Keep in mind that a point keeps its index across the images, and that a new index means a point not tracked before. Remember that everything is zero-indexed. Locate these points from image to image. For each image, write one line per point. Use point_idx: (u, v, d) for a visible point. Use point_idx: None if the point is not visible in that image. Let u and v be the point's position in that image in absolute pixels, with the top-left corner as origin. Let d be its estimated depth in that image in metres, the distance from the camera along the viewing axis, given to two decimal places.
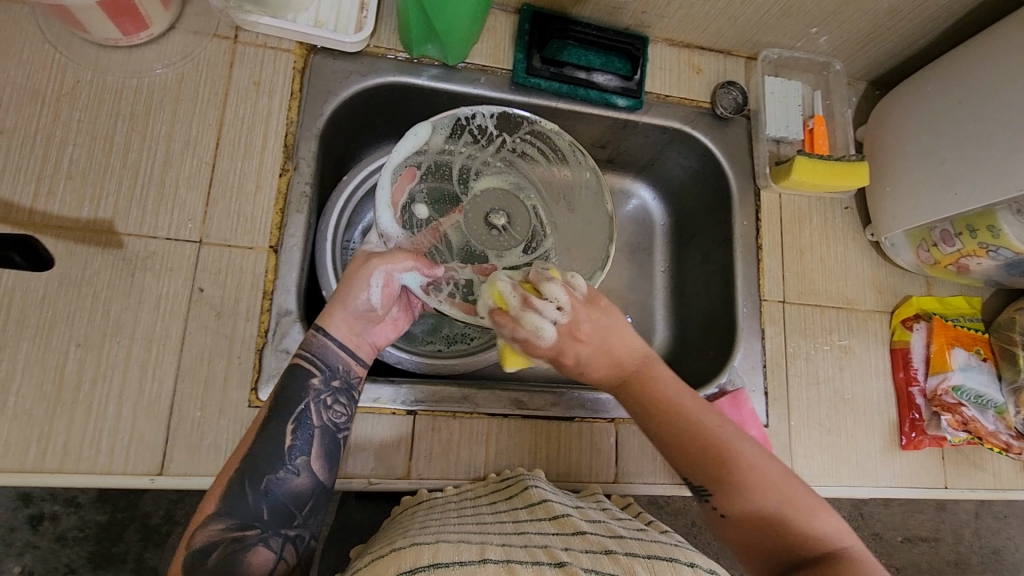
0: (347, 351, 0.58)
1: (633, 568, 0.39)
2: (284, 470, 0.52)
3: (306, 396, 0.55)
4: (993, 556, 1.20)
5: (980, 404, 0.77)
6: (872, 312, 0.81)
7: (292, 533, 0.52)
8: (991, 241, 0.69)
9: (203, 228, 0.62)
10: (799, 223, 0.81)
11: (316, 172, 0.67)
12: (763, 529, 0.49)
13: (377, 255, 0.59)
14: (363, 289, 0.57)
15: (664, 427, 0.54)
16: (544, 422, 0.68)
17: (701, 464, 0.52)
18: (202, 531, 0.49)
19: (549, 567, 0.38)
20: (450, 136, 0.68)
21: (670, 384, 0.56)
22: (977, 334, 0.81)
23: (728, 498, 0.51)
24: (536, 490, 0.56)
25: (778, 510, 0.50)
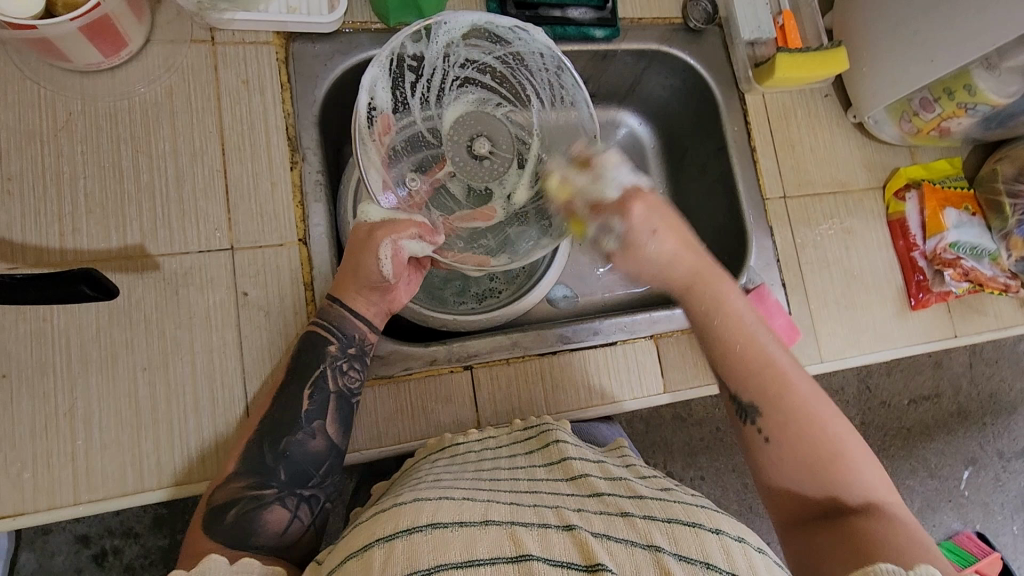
0: (364, 320, 0.63)
1: (650, 535, 0.43)
2: (300, 433, 0.59)
3: (323, 363, 0.61)
4: (990, 398, 1.47)
5: (976, 254, 0.84)
6: (865, 190, 0.86)
7: (307, 493, 0.58)
8: (969, 99, 0.74)
9: (231, 234, 0.63)
10: (786, 119, 0.84)
11: (323, 159, 0.68)
12: (802, 464, 0.52)
13: (379, 228, 0.61)
14: (372, 261, 0.60)
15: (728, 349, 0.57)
16: (589, 351, 0.72)
17: (754, 387, 0.55)
18: (223, 488, 0.55)
19: (556, 530, 0.42)
20: (394, 77, 0.67)
21: (742, 313, 0.58)
22: (963, 192, 0.87)
23: (775, 424, 0.54)
24: (562, 446, 0.57)
25: (828, 447, 0.52)
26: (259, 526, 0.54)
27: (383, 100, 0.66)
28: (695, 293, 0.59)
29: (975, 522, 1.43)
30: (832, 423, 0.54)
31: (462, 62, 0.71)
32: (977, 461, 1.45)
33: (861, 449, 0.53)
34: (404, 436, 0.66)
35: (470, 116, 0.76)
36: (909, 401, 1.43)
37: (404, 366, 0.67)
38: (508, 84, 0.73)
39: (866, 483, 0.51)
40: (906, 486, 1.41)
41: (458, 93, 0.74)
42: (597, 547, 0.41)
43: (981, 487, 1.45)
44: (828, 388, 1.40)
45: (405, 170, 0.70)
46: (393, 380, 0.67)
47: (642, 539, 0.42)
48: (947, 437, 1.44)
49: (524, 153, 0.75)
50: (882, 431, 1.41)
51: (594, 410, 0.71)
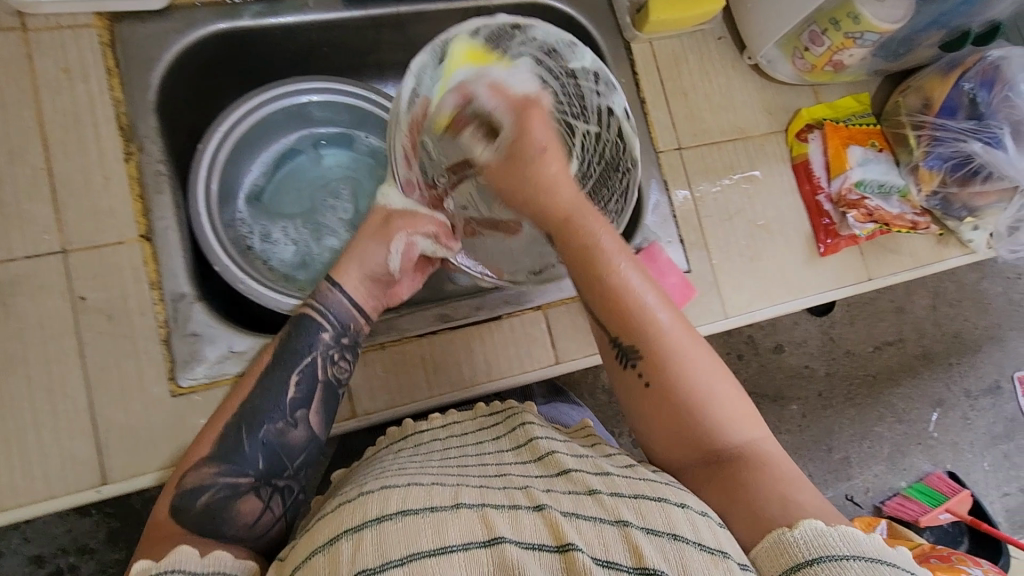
0: (360, 310, 0.64)
1: (618, 512, 0.43)
2: (282, 421, 0.58)
3: (314, 350, 0.60)
4: (953, 338, 1.45)
5: (883, 193, 0.80)
6: (766, 135, 0.82)
7: (281, 484, 0.57)
8: (856, 29, 0.69)
9: (61, 236, 0.59)
10: (676, 65, 0.80)
11: (166, 148, 0.64)
12: (680, 408, 0.53)
13: (400, 218, 0.65)
14: (385, 252, 0.64)
15: (607, 297, 0.56)
16: (473, 328, 0.69)
17: (630, 330, 0.55)
18: (195, 472, 0.54)
19: (527, 512, 0.42)
20: (445, 69, 0.64)
21: (613, 249, 0.57)
22: (869, 128, 0.83)
23: (651, 367, 0.54)
24: (529, 427, 0.56)
25: (695, 390, 0.53)
26: (231, 516, 0.53)
27: (426, 91, 0.62)
28: (569, 234, 0.57)
29: (946, 462, 1.42)
30: (704, 365, 0.54)
31: None
32: (945, 402, 1.43)
33: (724, 383, 0.54)
34: None
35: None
36: (873, 348, 1.41)
37: None
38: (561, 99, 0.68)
39: (733, 419, 0.52)
40: (874, 433, 1.39)
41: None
42: (567, 528, 0.41)
43: (950, 428, 1.43)
44: (790, 342, 1.38)
45: None
46: None
47: (610, 515, 0.42)
48: (912, 381, 1.42)
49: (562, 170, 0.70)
50: (852, 382, 1.39)
51: (481, 389, 0.68)
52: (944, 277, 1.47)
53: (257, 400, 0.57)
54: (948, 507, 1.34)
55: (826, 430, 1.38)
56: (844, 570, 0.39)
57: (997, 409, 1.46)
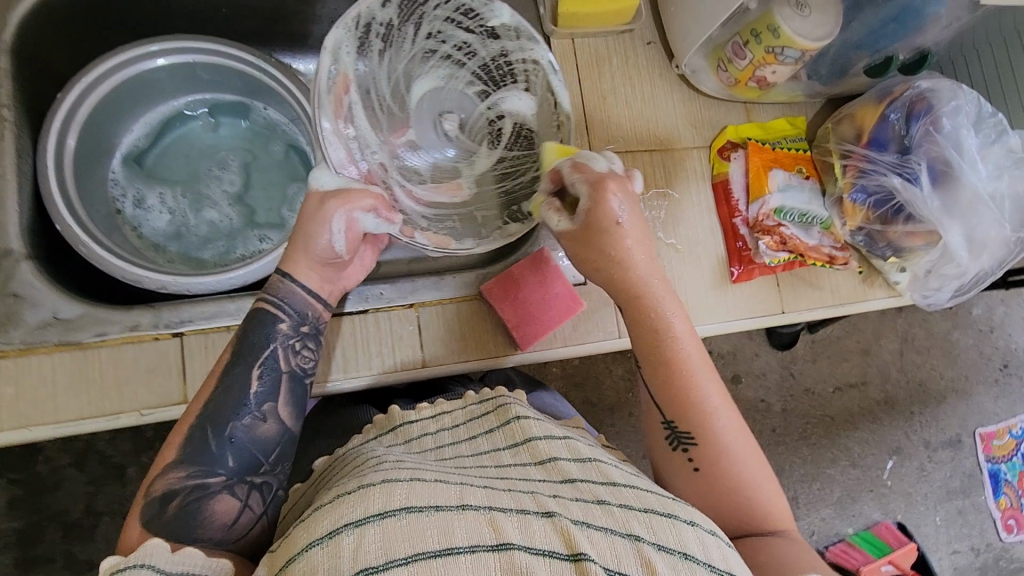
0: (317, 298, 0.60)
1: (629, 524, 0.42)
2: (249, 416, 0.55)
3: (273, 341, 0.57)
4: (917, 387, 1.40)
5: (804, 222, 0.75)
6: (689, 149, 0.77)
7: (257, 481, 0.54)
8: (776, 43, 0.65)
9: None
10: (598, 65, 0.76)
11: (14, 94, 0.59)
12: (722, 494, 0.55)
13: (333, 196, 0.58)
14: (323, 233, 0.58)
15: (666, 377, 0.57)
16: (335, 320, 0.64)
17: (688, 410, 0.56)
18: (163, 478, 0.51)
19: (536, 517, 0.41)
20: (360, 48, 0.66)
21: (682, 332, 0.58)
22: (799, 153, 0.78)
23: (704, 451, 0.56)
24: (525, 423, 0.52)
25: (740, 474, 0.55)
26: (205, 517, 0.50)
27: (346, 67, 0.65)
28: (639, 312, 0.59)
29: (896, 513, 1.35)
30: (749, 451, 0.56)
31: (434, 33, 0.68)
32: (902, 450, 1.38)
33: (764, 475, 0.56)
34: (88, 411, 0.56)
35: (436, 91, 0.72)
36: (833, 389, 1.36)
37: (96, 332, 0.57)
38: (484, 63, 0.70)
39: (771, 512, 0.55)
40: (825, 475, 1.33)
41: (429, 63, 0.71)
42: (580, 536, 0.40)
43: (904, 478, 1.37)
44: (748, 374, 1.33)
45: (366, 142, 0.68)
46: (83, 347, 0.57)
47: (621, 527, 0.42)
48: (871, 426, 1.37)
49: (499, 129, 0.72)
50: (808, 423, 1.34)
51: (335, 385, 0.64)
52: (914, 322, 1.41)
53: (218, 397, 0.55)
54: (891, 559, 1.26)
55: (776, 467, 1.33)
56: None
57: (956, 464, 1.39)
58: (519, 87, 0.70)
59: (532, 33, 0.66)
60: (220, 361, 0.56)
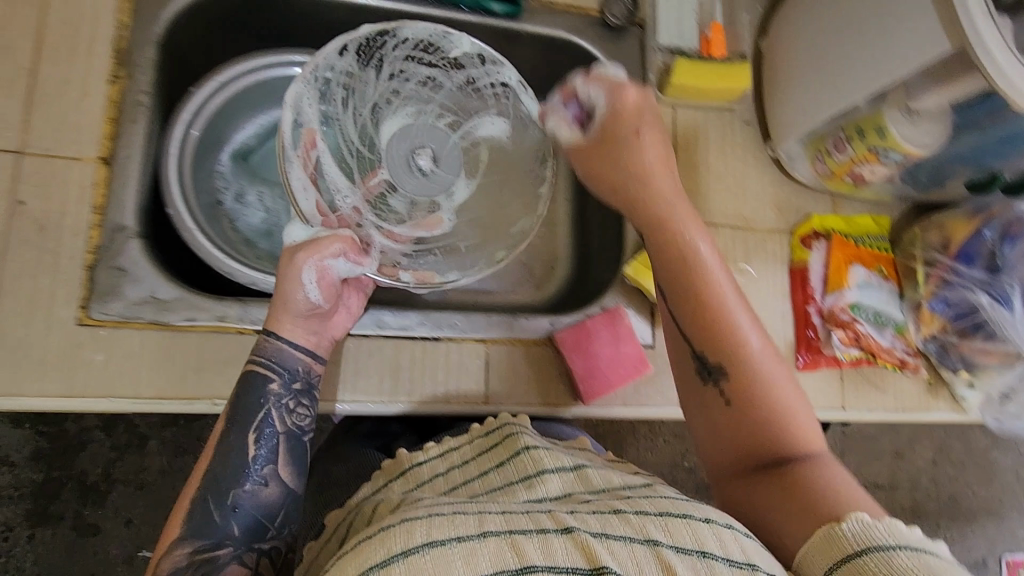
0: (303, 351, 0.59)
1: (646, 529, 0.38)
2: (250, 482, 0.55)
3: (266, 404, 0.58)
4: (948, 502, 1.34)
5: (878, 322, 0.75)
6: (770, 230, 0.78)
7: (265, 545, 0.55)
8: (880, 143, 0.65)
9: (23, 137, 0.58)
10: (695, 137, 0.77)
11: (155, 82, 0.63)
12: (755, 430, 0.52)
13: (301, 250, 0.59)
14: (298, 289, 0.58)
15: (692, 305, 0.56)
16: (407, 343, 0.65)
17: (720, 347, 0.54)
18: (168, 556, 0.52)
19: (554, 535, 0.37)
20: (321, 95, 0.69)
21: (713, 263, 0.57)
22: (880, 252, 0.78)
23: (734, 382, 0.53)
24: (535, 454, 0.51)
25: (773, 411, 0.52)
26: None
27: (310, 121, 0.68)
28: (667, 236, 0.58)
29: None
30: (777, 368, 0.54)
31: (396, 71, 0.72)
32: None
33: (799, 398, 0.54)
34: (165, 391, 0.58)
35: (406, 125, 0.77)
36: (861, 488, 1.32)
37: (187, 316, 0.59)
38: (449, 95, 0.76)
39: (808, 439, 0.52)
40: None
41: (394, 103, 0.75)
42: (601, 550, 0.36)
43: None
44: None
45: (341, 188, 0.69)
46: (171, 328, 0.59)
47: (637, 533, 0.38)
48: None
49: (473, 155, 0.79)
50: None
51: (396, 408, 0.64)
52: (952, 434, 1.37)
53: (216, 467, 0.55)
54: None
55: None
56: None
57: None
58: (491, 111, 0.76)
59: (496, 57, 0.71)
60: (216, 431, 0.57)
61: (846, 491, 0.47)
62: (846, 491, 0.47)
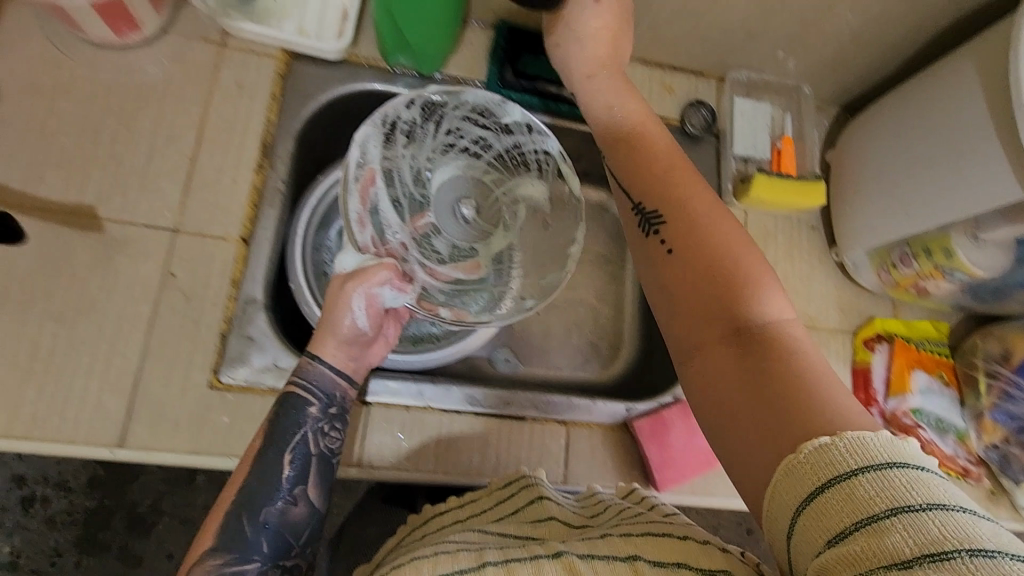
0: (343, 377, 0.63)
1: (627, 549, 0.45)
2: (280, 501, 0.57)
3: (303, 426, 0.60)
4: None
5: (940, 428, 0.78)
6: (834, 331, 0.82)
7: (289, 564, 0.56)
8: (946, 264, 0.70)
9: (179, 217, 0.66)
10: (765, 239, 0.83)
11: (291, 171, 0.71)
12: (714, 277, 0.52)
13: (349, 279, 0.63)
14: (346, 315, 0.61)
15: (650, 186, 0.59)
16: (495, 420, 0.70)
17: (682, 229, 0.56)
18: (200, 566, 0.53)
19: (547, 559, 0.44)
20: (386, 141, 0.69)
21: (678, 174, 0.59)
22: (941, 358, 0.81)
23: (685, 245, 0.55)
24: (545, 503, 0.57)
25: (750, 295, 0.50)
26: None
27: (373, 162, 0.68)
28: (643, 161, 0.61)
29: None
30: (750, 257, 0.53)
31: (451, 128, 0.72)
32: None
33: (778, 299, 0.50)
34: None
35: (453, 178, 0.76)
36: None
37: None
38: (499, 154, 0.74)
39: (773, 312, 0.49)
40: None
41: (448, 155, 0.74)
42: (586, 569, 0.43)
43: None
44: None
45: (388, 226, 0.69)
46: None
47: (620, 553, 0.44)
48: None
49: (513, 212, 0.76)
50: None
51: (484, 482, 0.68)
52: None
53: (253, 483, 0.56)
54: None
55: None
56: (921, 527, 0.33)
57: None
58: (533, 175, 0.74)
59: (543, 128, 0.71)
60: (254, 446, 0.58)
61: (828, 387, 0.43)
62: (827, 388, 0.43)
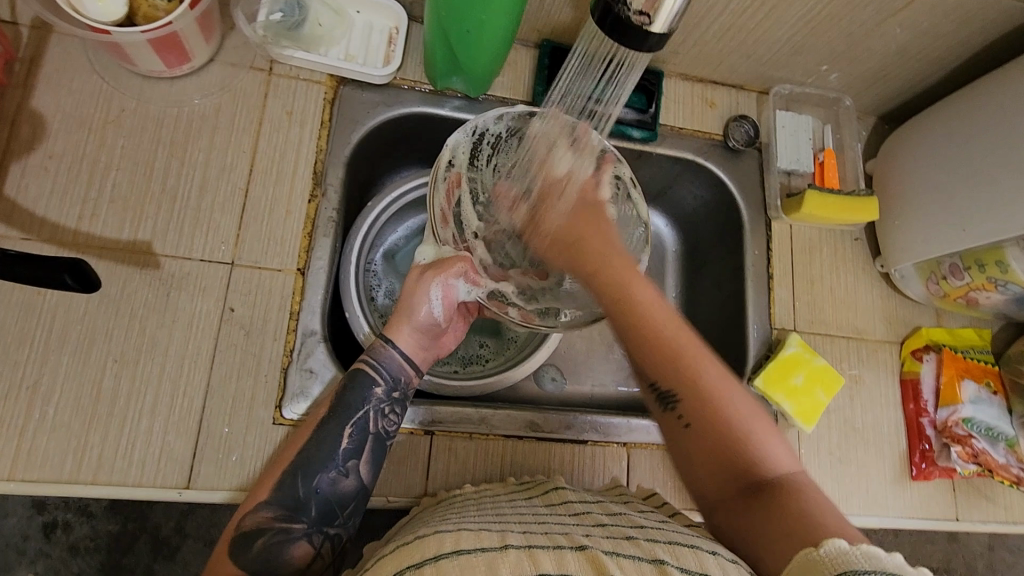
0: (411, 363, 0.61)
1: (654, 552, 0.39)
2: (333, 470, 0.54)
3: (367, 404, 0.57)
4: None
5: (991, 436, 0.77)
6: (882, 342, 0.82)
7: (332, 532, 0.53)
8: (999, 276, 0.70)
9: (235, 250, 0.65)
10: (811, 253, 0.83)
11: (342, 198, 0.70)
12: (711, 419, 0.51)
13: (429, 270, 0.63)
14: (424, 302, 0.61)
15: (630, 322, 0.55)
16: (556, 444, 0.70)
17: (678, 360, 0.53)
18: (251, 516, 0.51)
19: (569, 550, 0.38)
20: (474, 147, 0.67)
21: (653, 301, 0.56)
22: (987, 366, 0.82)
23: (685, 401, 0.52)
24: (563, 491, 0.55)
25: (740, 430, 0.51)
26: (283, 561, 0.49)
27: (462, 168, 0.67)
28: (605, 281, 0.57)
29: None
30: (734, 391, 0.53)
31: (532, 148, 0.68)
32: None
33: (765, 425, 0.52)
34: None
35: None
36: None
37: None
38: None
39: (771, 450, 0.50)
40: None
41: None
42: (611, 564, 0.37)
43: None
44: None
45: (468, 225, 0.67)
46: None
47: (647, 554, 0.39)
48: None
49: None
50: None
51: None
52: None
53: (310, 450, 0.54)
54: None
55: None
56: None
57: None
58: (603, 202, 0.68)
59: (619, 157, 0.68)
60: (316, 416, 0.57)
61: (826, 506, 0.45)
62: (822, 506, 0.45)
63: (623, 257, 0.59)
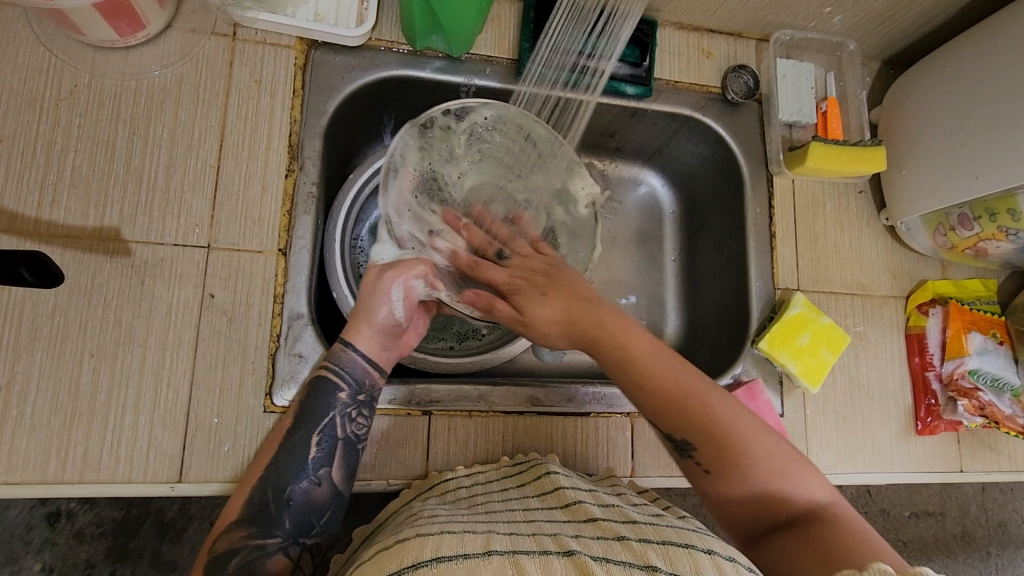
0: (376, 366, 0.59)
1: (647, 556, 0.37)
2: (305, 480, 0.53)
3: (332, 410, 0.56)
4: None
5: (997, 387, 0.76)
6: (887, 298, 0.80)
7: (309, 542, 0.53)
8: (1011, 225, 0.68)
9: (210, 232, 0.61)
10: (814, 208, 0.80)
11: (322, 172, 0.66)
12: (732, 463, 0.50)
13: (388, 269, 0.58)
14: (383, 304, 0.57)
15: (637, 383, 0.52)
16: (559, 417, 0.68)
17: (684, 416, 0.51)
18: (224, 537, 0.50)
19: (556, 556, 0.37)
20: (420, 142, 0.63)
21: (648, 349, 0.53)
22: (993, 317, 0.80)
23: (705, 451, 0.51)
24: (554, 477, 0.53)
25: (766, 467, 0.49)
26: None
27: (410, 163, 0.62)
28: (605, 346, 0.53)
29: None
30: (750, 426, 0.51)
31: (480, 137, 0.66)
32: None
33: (792, 455, 0.51)
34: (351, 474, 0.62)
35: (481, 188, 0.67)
36: None
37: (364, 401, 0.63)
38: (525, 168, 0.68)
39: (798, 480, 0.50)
40: None
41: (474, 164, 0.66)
42: (597, 568, 0.35)
43: None
44: None
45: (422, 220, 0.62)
46: None
47: (638, 559, 0.36)
48: None
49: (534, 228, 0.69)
50: None
51: None
52: None
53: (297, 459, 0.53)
54: None
55: None
56: None
57: None
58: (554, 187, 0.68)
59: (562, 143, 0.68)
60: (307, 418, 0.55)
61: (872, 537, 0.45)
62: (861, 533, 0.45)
63: (617, 313, 0.55)
